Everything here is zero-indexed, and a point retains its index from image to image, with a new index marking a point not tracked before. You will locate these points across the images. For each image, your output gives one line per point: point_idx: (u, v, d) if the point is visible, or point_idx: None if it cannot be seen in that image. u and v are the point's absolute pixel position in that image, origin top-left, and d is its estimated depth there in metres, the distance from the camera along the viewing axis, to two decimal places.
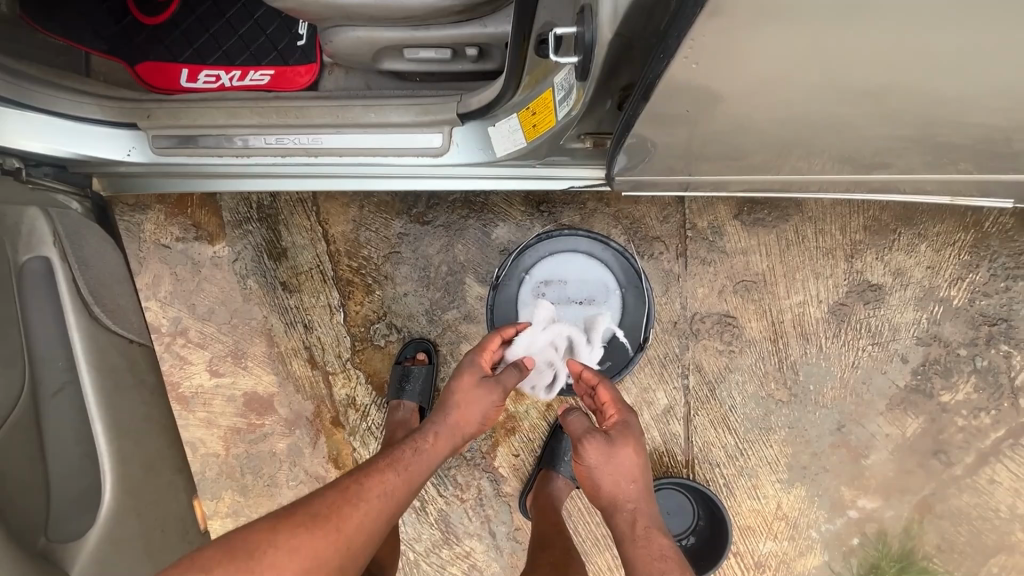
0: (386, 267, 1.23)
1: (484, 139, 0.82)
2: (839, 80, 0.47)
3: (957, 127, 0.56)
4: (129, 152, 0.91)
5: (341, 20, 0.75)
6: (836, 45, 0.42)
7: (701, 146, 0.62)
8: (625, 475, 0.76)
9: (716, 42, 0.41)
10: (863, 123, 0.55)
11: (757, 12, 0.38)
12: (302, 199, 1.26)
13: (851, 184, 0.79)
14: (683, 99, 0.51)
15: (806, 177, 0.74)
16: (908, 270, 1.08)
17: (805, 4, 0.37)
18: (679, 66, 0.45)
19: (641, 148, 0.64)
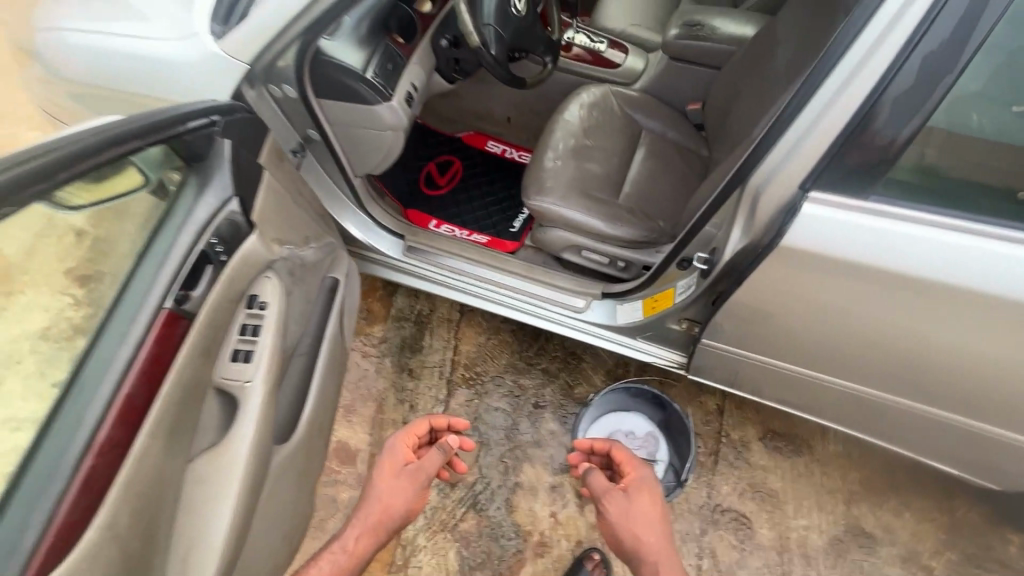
0: (489, 384, 1.62)
1: (612, 310, 1.31)
2: (835, 326, 0.90)
3: (904, 383, 0.96)
4: (390, 248, 1.47)
5: (558, 224, 1.33)
6: (834, 305, 0.86)
7: (756, 346, 1.05)
8: (645, 526, 1.02)
9: (777, 284, 0.87)
10: (852, 362, 0.96)
11: (797, 276, 0.84)
12: (449, 318, 1.73)
13: (854, 424, 1.14)
14: (753, 312, 0.95)
15: (818, 405, 1.13)
16: (895, 529, 1.33)
17: (821, 278, 0.83)
18: (756, 291, 0.90)
19: (718, 335, 1.07)
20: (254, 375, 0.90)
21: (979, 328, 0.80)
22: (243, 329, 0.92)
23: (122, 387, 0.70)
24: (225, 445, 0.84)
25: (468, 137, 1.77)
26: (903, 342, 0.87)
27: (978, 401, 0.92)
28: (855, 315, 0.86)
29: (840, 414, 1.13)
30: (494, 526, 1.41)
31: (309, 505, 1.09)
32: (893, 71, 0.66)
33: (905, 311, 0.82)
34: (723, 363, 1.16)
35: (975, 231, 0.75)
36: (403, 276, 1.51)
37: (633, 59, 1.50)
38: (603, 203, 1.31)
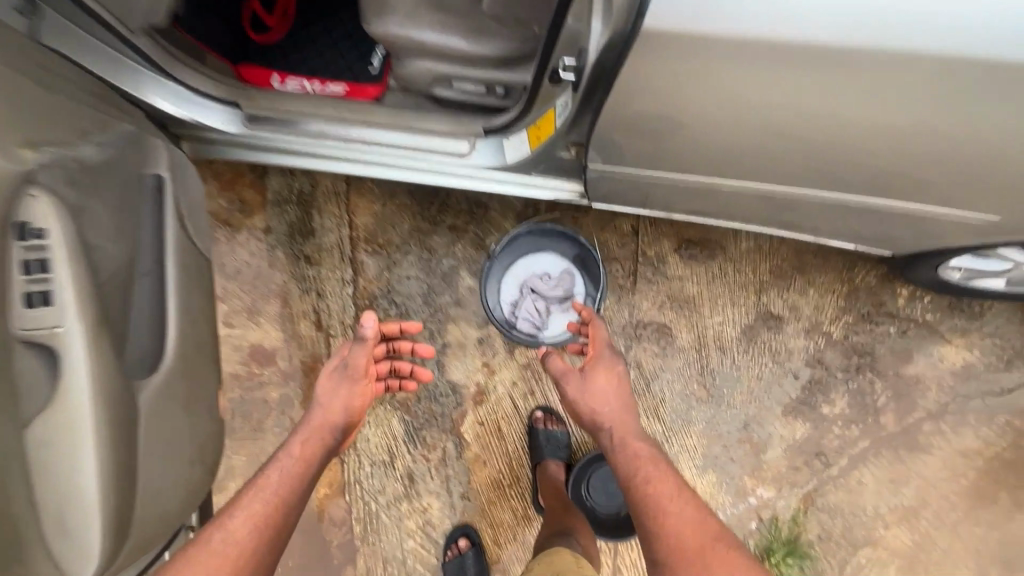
0: (396, 254, 1.49)
1: (499, 148, 1.14)
2: (718, 117, 0.82)
3: (797, 168, 0.91)
4: (226, 122, 1.21)
5: (415, 52, 1.10)
6: (712, 90, 0.76)
7: (646, 156, 0.97)
8: (602, 401, 1.03)
9: (646, 73, 0.76)
10: (743, 152, 0.89)
11: (664, 58, 0.73)
12: (336, 192, 1.54)
13: (758, 217, 1.14)
14: (636, 113, 0.85)
15: (718, 203, 1.10)
16: (800, 307, 1.42)
17: (691, 56, 0.72)
18: (626, 88, 0.79)
19: (608, 152, 0.98)
20: (64, 318, 0.74)
21: (859, 85, 0.72)
22: (28, 268, 0.72)
23: None
24: (57, 400, 0.73)
25: None
26: (783, 118, 0.79)
27: (870, 171, 0.88)
28: (736, 96, 0.77)
29: (741, 208, 1.10)
30: (431, 389, 1.42)
31: (214, 422, 1.03)
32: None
33: (782, 80, 0.73)
34: (626, 181, 1.08)
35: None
36: (261, 150, 1.29)
37: None
38: (462, 13, 1.06)
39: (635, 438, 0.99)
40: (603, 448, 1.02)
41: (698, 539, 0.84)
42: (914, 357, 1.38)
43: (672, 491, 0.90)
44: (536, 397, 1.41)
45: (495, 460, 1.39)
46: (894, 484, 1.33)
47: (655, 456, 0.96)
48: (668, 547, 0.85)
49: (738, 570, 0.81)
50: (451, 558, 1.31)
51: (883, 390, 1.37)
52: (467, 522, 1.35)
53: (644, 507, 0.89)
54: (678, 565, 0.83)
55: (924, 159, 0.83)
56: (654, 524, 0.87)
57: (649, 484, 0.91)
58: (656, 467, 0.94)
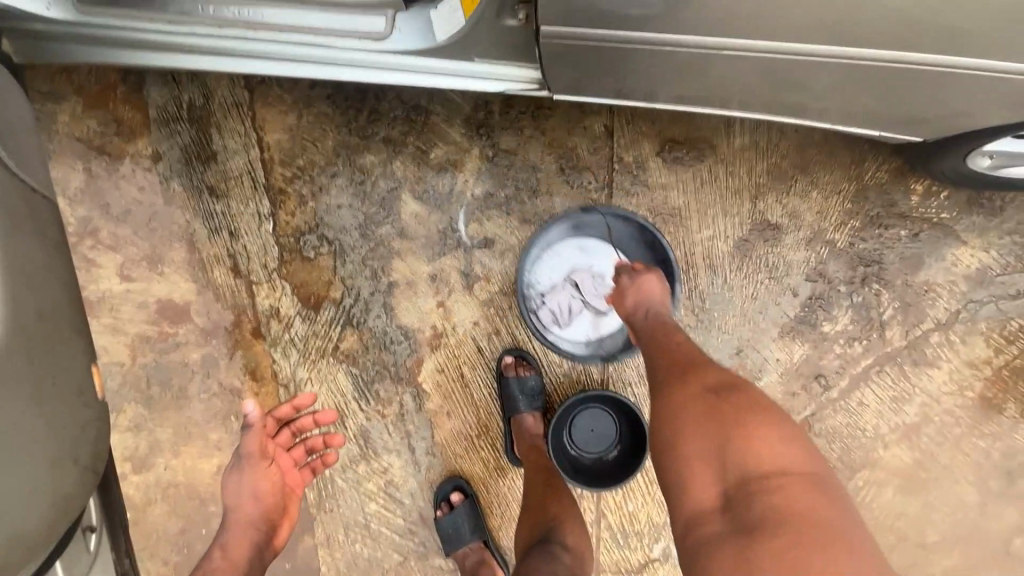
0: (321, 178, 1.22)
1: (425, 27, 0.86)
2: None
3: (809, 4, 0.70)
4: (48, 7, 0.89)
5: None
6: None
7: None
8: (649, 296, 0.97)
9: None
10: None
11: None
12: (237, 103, 1.23)
13: (772, 104, 0.91)
14: None
15: (731, 80, 0.86)
16: (801, 213, 1.22)
17: None
18: None
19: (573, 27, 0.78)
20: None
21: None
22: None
23: None
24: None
25: None
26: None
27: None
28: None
29: (754, 88, 0.87)
30: (379, 336, 1.22)
31: (94, 404, 0.82)
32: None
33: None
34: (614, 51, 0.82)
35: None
36: (121, 45, 0.98)
37: None
38: None
39: (676, 328, 0.91)
40: (641, 347, 0.92)
41: (735, 393, 0.75)
42: (925, 263, 1.22)
43: (707, 363, 0.82)
44: (502, 337, 1.22)
45: (459, 410, 1.23)
46: (897, 402, 1.22)
47: (691, 343, 0.88)
48: (699, 387, 0.77)
49: (769, 424, 0.70)
50: (442, 515, 1.18)
51: (889, 302, 1.22)
52: (434, 481, 1.22)
53: (666, 369, 0.83)
54: (710, 403, 0.74)
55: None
56: (682, 372, 0.80)
57: (683, 352, 0.85)
58: (690, 347, 0.86)
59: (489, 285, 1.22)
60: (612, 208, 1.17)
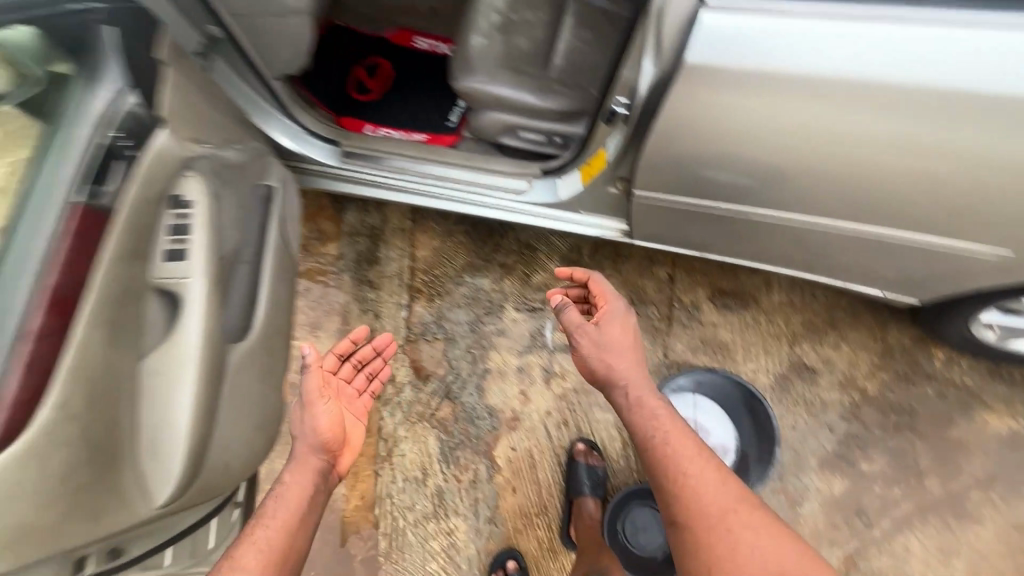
0: (449, 284, 1.65)
1: (553, 188, 1.31)
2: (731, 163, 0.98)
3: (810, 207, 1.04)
4: (325, 155, 1.43)
5: (490, 105, 1.32)
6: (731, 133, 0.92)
7: (697, 184, 1.06)
8: (617, 354, 1.02)
9: (678, 120, 0.91)
10: (793, 178, 0.98)
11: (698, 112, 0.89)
12: (402, 227, 1.73)
13: (793, 260, 1.25)
14: (662, 170, 1.04)
15: (754, 245, 1.23)
16: (834, 361, 1.45)
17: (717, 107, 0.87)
18: (658, 140, 0.97)
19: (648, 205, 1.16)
20: (193, 271, 0.91)
21: (915, 119, 0.83)
22: (172, 228, 0.91)
23: (47, 281, 0.72)
24: (172, 343, 0.86)
25: (394, 35, 1.66)
26: (836, 146, 0.89)
27: (887, 205, 0.97)
28: (805, 124, 0.87)
29: (775, 251, 1.23)
30: (469, 410, 1.49)
31: (272, 400, 1.13)
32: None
33: (843, 105, 0.83)
34: (675, 219, 1.20)
35: (909, 11, 0.76)
36: (347, 182, 1.49)
37: None
38: (532, 76, 1.30)
39: (651, 397, 1.00)
40: (657, 464, 0.93)
41: (717, 498, 0.87)
42: (955, 421, 1.37)
43: (691, 448, 0.92)
44: (570, 428, 1.45)
45: (524, 487, 1.41)
46: (944, 554, 1.27)
47: (673, 419, 0.97)
48: (687, 504, 0.88)
49: (757, 535, 0.84)
50: None
51: (924, 452, 1.35)
52: (491, 550, 1.36)
53: (656, 470, 0.93)
54: (696, 518, 0.87)
55: (980, 192, 0.90)
56: (672, 487, 0.90)
57: (668, 444, 0.94)
58: (675, 429, 0.96)
59: (564, 382, 1.49)
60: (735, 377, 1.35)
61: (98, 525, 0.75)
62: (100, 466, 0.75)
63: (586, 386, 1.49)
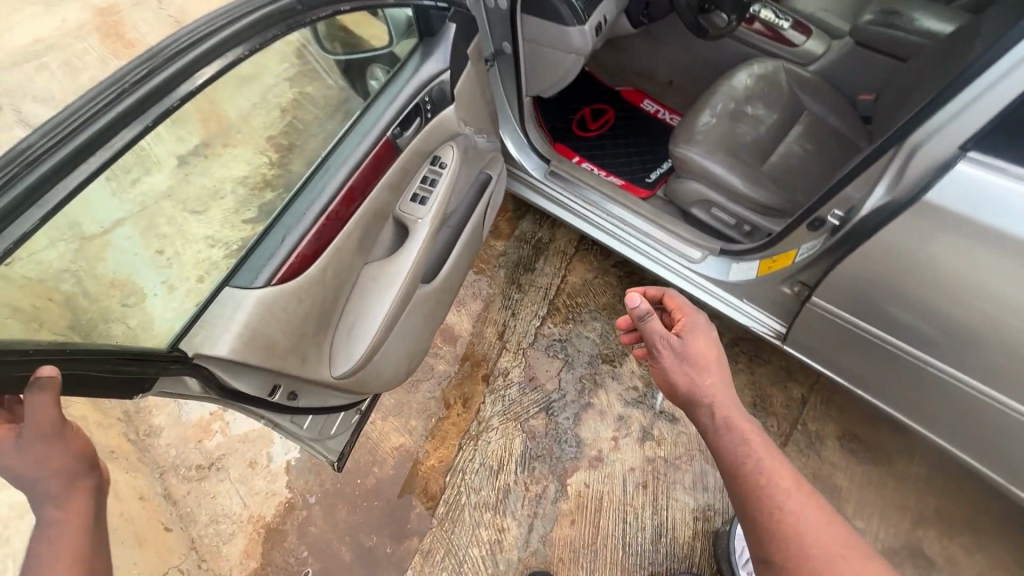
0: (586, 315, 1.75)
1: (725, 268, 1.36)
2: (920, 305, 0.99)
3: (998, 381, 1.00)
4: (534, 167, 1.64)
5: (695, 176, 1.42)
6: (929, 278, 0.94)
7: (875, 313, 1.08)
8: (704, 364, 0.97)
9: (877, 247, 0.96)
10: (987, 345, 0.96)
11: (899, 247, 0.93)
12: (564, 249, 1.87)
13: (949, 431, 1.18)
14: (844, 286, 1.07)
15: (911, 398, 1.18)
16: (961, 564, 1.29)
17: (920, 250, 0.91)
18: (851, 259, 1.02)
19: (816, 315, 1.18)
20: (424, 216, 1.15)
21: None
22: (424, 178, 1.18)
23: (349, 180, 1.01)
24: (393, 260, 1.13)
25: (627, 93, 1.87)
26: None
27: None
28: (1018, 300, 0.87)
29: (932, 412, 1.17)
30: (559, 432, 1.56)
31: (424, 342, 1.34)
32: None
33: None
34: (838, 339, 1.20)
35: None
36: (540, 196, 1.68)
37: (812, 43, 1.54)
38: (745, 164, 1.39)
39: (738, 416, 0.93)
40: (751, 496, 0.85)
41: (825, 540, 0.80)
42: None
43: (789, 481, 0.86)
44: (647, 492, 1.45)
45: (583, 526, 1.43)
46: None
47: (767, 443, 0.91)
48: (793, 543, 0.80)
49: None
50: None
51: None
52: (530, 566, 1.40)
53: (754, 503, 0.85)
54: (801, 567, 0.78)
55: None
56: (768, 525, 0.82)
57: (764, 474, 0.86)
58: (767, 454, 0.89)
59: (656, 448, 1.51)
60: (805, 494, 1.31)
61: (304, 367, 1.00)
62: (320, 323, 1.02)
63: (677, 462, 1.49)
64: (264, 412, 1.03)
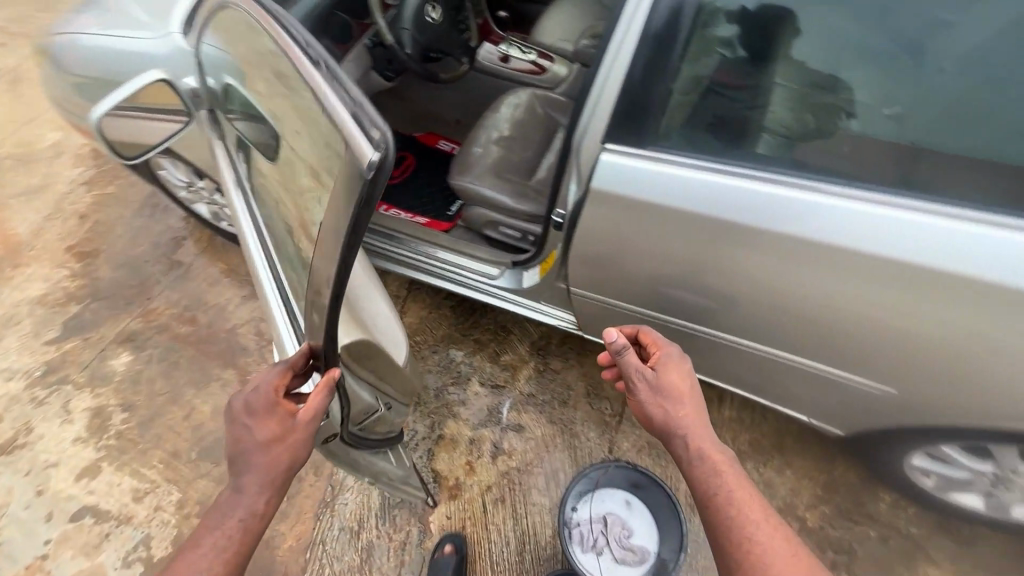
0: (426, 350, 1.78)
1: (516, 278, 1.47)
2: (645, 274, 1.13)
3: (731, 327, 1.14)
4: None
5: (476, 202, 1.54)
6: (637, 249, 1.09)
7: (620, 288, 1.20)
8: (675, 395, 0.95)
9: (589, 229, 1.11)
10: (701, 295, 1.11)
11: (602, 225, 1.08)
12: (395, 293, 1.90)
13: (725, 377, 1.31)
14: (588, 270, 1.20)
15: (686, 356, 1.30)
16: (775, 485, 1.46)
17: (618, 224, 1.06)
18: (578, 244, 1.15)
19: (585, 299, 1.31)
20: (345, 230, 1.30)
21: (788, 259, 0.97)
22: None
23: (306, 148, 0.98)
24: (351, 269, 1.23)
25: (422, 136, 1.98)
26: (723, 272, 1.04)
27: (787, 331, 1.07)
28: (702, 253, 1.03)
29: (703, 364, 1.30)
30: (415, 472, 1.56)
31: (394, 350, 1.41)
32: (654, 25, 0.93)
33: (724, 240, 1.00)
34: (611, 317, 1.32)
35: (779, 176, 0.94)
36: None
37: (557, 67, 1.75)
38: (514, 184, 1.53)
39: (713, 448, 0.89)
40: (721, 529, 0.81)
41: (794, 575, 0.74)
42: (894, 570, 1.34)
43: (759, 511, 0.81)
44: (506, 506, 1.50)
45: None
46: None
47: (739, 475, 0.86)
48: (752, 572, 0.76)
49: None
50: None
51: None
52: None
53: (722, 532, 0.81)
54: None
55: (857, 331, 0.99)
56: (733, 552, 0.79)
57: (732, 504, 0.82)
58: (739, 486, 0.85)
59: (509, 460, 1.56)
60: (612, 465, 1.40)
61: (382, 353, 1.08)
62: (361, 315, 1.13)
63: (530, 467, 1.55)
64: (365, 451, 1.07)
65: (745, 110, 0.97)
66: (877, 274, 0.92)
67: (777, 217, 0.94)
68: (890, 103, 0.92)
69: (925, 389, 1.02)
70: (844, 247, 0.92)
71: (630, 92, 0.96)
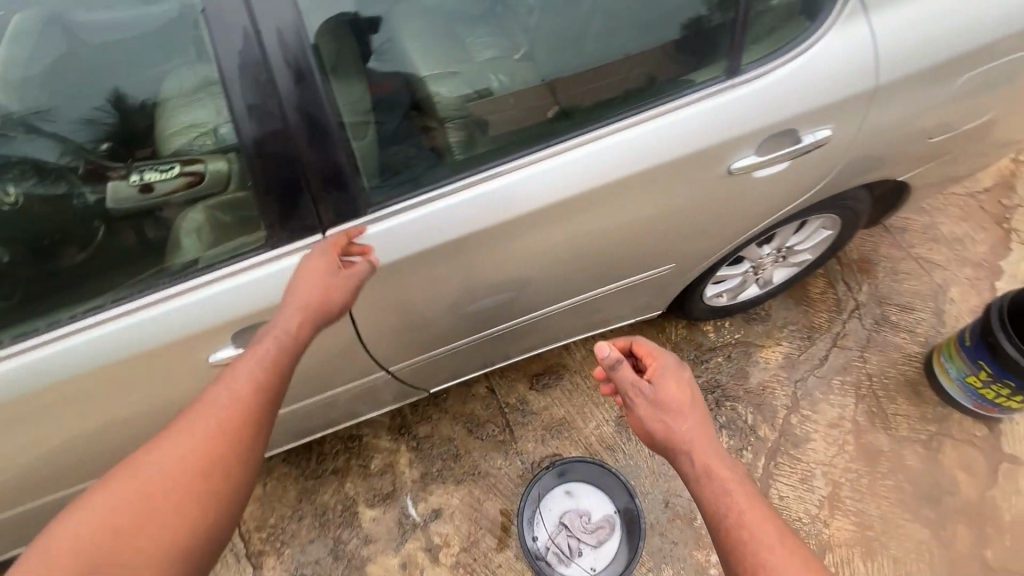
0: (290, 524, 1.49)
1: None
2: (439, 310, 1.09)
3: (536, 297, 1.18)
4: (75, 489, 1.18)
5: None
6: (416, 297, 1.04)
7: (430, 334, 1.14)
8: (674, 409, 0.84)
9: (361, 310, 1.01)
10: (497, 293, 1.11)
11: (370, 300, 1.00)
12: None
13: (560, 334, 1.37)
14: (389, 342, 1.11)
15: (521, 341, 1.32)
16: None
17: (382, 287, 0.99)
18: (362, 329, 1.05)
19: (408, 365, 1.21)
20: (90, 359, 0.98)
21: (537, 226, 1.02)
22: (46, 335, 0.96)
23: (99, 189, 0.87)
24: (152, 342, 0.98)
25: None
26: (499, 266, 1.05)
27: (575, 273, 1.16)
28: (473, 262, 1.02)
29: (538, 338, 1.34)
30: None
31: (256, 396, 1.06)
32: (289, 98, 0.83)
33: (481, 244, 1.00)
34: (440, 361, 1.25)
35: (485, 167, 0.96)
36: None
37: None
38: None
39: (721, 464, 0.79)
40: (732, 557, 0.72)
41: None
42: (749, 371, 1.63)
43: (770, 528, 0.72)
44: None
45: None
46: (805, 481, 1.49)
47: (750, 491, 0.76)
48: None
49: None
50: None
51: (745, 409, 1.58)
52: None
53: (732, 556, 0.72)
54: None
55: (618, 240, 1.12)
56: None
57: (741, 523, 0.73)
58: (751, 504, 0.75)
59: (450, 549, 1.44)
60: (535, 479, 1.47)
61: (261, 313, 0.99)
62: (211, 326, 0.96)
63: (473, 538, 1.45)
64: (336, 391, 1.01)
65: (406, 125, 0.92)
66: (606, 196, 1.02)
67: (510, 202, 0.97)
68: (517, 49, 1.00)
69: (684, 248, 1.21)
70: (574, 197, 0.99)
71: (319, 173, 0.87)
